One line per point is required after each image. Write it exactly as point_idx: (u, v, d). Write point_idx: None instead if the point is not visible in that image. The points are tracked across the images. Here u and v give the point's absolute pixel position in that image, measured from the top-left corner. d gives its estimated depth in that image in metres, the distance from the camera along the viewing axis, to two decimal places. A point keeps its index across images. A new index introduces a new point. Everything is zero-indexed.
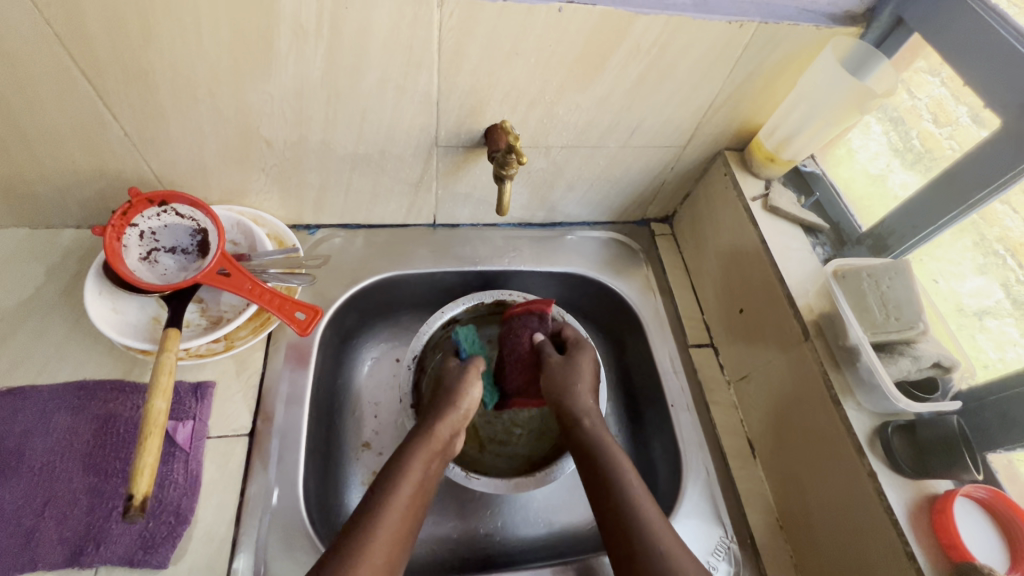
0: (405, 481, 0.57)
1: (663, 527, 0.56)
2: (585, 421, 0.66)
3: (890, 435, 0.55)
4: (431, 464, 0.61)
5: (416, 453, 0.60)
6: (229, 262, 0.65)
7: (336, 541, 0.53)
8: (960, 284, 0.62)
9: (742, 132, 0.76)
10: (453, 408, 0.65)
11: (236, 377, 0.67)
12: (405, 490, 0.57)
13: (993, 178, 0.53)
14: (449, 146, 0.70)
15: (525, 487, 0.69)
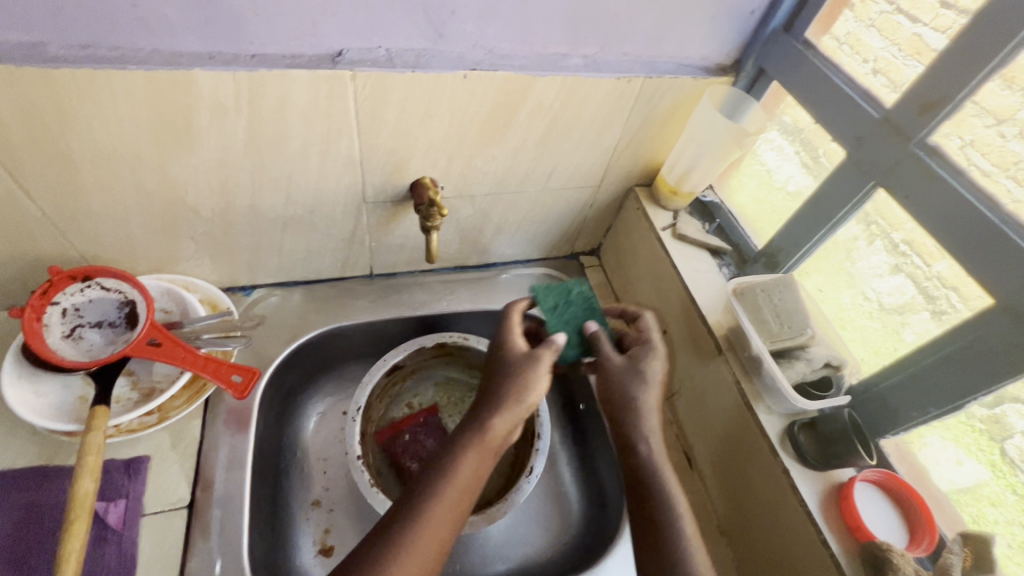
0: (446, 500, 0.52)
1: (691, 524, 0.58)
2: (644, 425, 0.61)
3: (797, 432, 0.61)
4: (478, 474, 0.55)
5: (468, 457, 0.54)
6: (160, 331, 0.66)
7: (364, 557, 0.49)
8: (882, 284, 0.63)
9: (648, 169, 0.83)
10: (544, 392, 0.60)
11: (171, 448, 0.66)
12: (449, 512, 0.52)
13: (849, 199, 0.62)
14: (377, 202, 0.74)
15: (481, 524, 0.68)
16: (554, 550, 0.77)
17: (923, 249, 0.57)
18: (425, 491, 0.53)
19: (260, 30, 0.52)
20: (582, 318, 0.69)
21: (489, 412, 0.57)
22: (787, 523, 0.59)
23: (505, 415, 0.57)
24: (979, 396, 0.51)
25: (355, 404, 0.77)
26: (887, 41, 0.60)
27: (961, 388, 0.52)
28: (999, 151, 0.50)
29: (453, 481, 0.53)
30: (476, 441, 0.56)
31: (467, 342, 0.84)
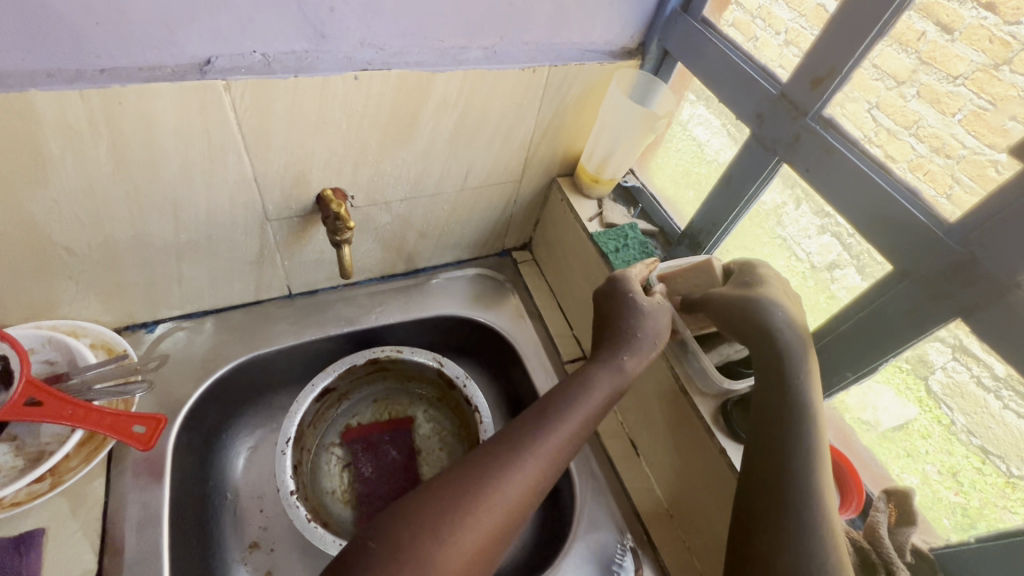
0: (464, 539, 0.42)
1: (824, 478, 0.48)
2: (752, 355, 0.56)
3: (730, 410, 0.61)
4: (513, 511, 0.46)
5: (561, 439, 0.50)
6: (38, 388, 0.58)
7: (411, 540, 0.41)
8: (808, 246, 0.62)
9: (568, 158, 0.82)
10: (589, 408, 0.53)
11: (71, 514, 0.59)
12: (461, 554, 0.42)
13: (758, 174, 0.63)
14: (282, 219, 0.68)
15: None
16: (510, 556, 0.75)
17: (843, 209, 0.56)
18: (445, 510, 0.43)
19: (106, 42, 0.46)
20: (637, 257, 0.76)
21: (527, 441, 0.49)
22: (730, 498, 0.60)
23: (547, 452, 0.49)
24: (888, 359, 0.54)
25: (284, 435, 0.72)
26: (773, 25, 0.60)
27: (870, 351, 0.55)
28: (901, 111, 0.50)
29: (476, 515, 0.44)
30: (514, 471, 0.47)
31: (400, 355, 0.80)
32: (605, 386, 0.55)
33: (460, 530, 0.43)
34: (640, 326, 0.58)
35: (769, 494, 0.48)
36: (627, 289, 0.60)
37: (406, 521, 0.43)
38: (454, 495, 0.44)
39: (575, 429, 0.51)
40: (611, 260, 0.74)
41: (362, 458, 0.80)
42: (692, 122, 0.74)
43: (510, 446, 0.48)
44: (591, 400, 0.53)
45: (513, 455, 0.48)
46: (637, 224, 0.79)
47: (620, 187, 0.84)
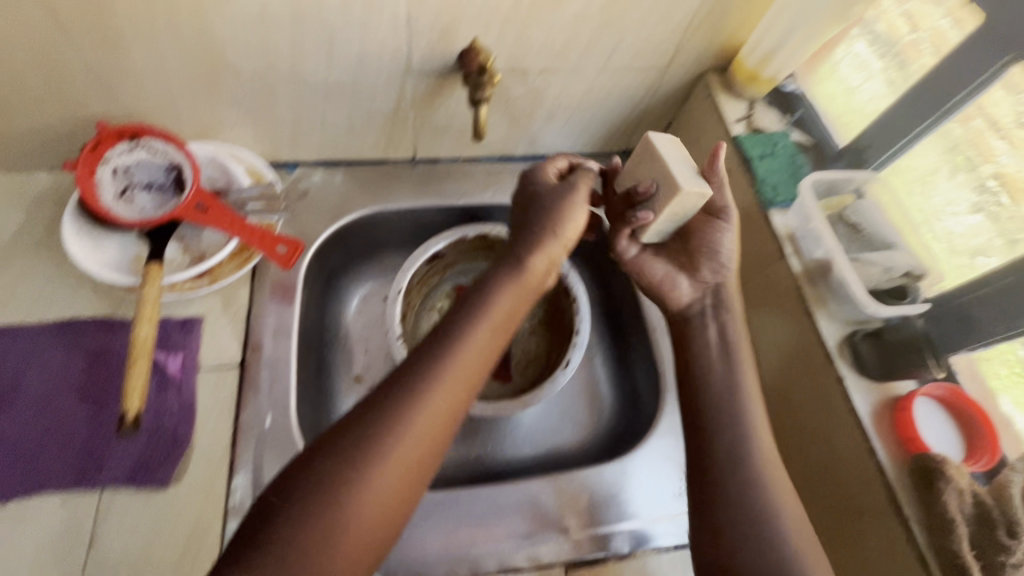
0: (380, 472, 0.45)
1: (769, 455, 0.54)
2: (708, 299, 0.63)
3: (859, 341, 0.57)
4: (427, 438, 0.47)
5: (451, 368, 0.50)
6: (207, 196, 0.65)
7: (326, 480, 0.44)
8: (955, 223, 0.58)
9: (725, 50, 0.73)
10: (477, 333, 0.52)
11: (223, 312, 0.68)
12: (376, 485, 0.44)
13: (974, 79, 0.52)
14: (423, 72, 0.68)
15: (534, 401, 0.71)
16: (583, 443, 0.78)
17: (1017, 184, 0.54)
18: (363, 448, 0.45)
19: None
20: (784, 168, 0.68)
21: (411, 380, 0.49)
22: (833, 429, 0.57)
23: (450, 381, 0.49)
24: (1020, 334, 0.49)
25: (396, 287, 0.76)
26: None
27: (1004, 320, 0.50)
28: None
29: (384, 451, 0.45)
30: (418, 404, 0.47)
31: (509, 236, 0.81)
32: (510, 288, 0.56)
33: (380, 463, 0.45)
34: (544, 227, 0.59)
35: (715, 489, 0.53)
36: (543, 190, 0.62)
37: (325, 467, 0.44)
38: (364, 436, 0.45)
39: (477, 349, 0.52)
40: (755, 166, 0.67)
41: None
42: (845, 63, 0.71)
43: (404, 385, 0.48)
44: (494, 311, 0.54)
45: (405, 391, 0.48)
46: (788, 134, 0.71)
47: (777, 90, 0.75)
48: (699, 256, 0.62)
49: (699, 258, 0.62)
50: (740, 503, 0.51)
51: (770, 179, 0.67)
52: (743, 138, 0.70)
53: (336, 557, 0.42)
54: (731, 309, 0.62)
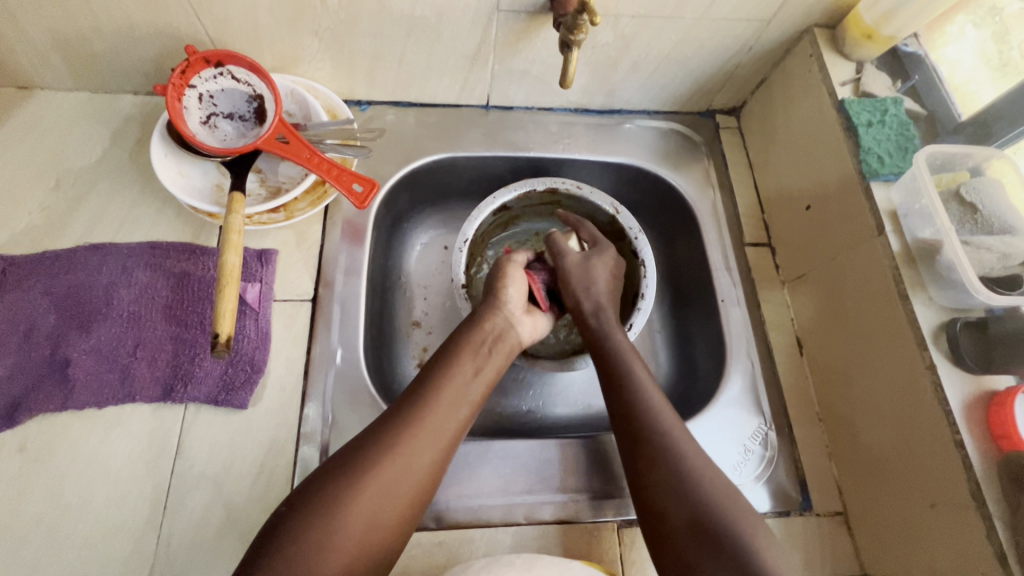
0: (400, 449, 0.51)
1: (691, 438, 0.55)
2: (590, 321, 0.65)
3: (959, 330, 0.53)
4: (444, 431, 0.53)
5: (462, 360, 0.58)
6: (288, 129, 0.64)
7: (362, 444, 0.51)
8: None
9: (840, 4, 0.67)
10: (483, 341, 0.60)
11: (297, 247, 0.69)
12: (402, 458, 0.50)
13: None
14: (510, 11, 0.64)
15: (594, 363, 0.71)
16: None
17: None
18: (396, 427, 0.52)
19: None
20: (893, 138, 0.62)
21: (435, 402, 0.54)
22: (912, 417, 0.55)
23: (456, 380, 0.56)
24: None
25: (463, 237, 0.75)
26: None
27: None
28: None
29: (412, 433, 0.52)
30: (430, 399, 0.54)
31: (579, 192, 0.78)
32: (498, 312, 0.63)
33: (401, 439, 0.51)
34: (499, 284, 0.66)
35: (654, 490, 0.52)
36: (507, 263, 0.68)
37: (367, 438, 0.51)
38: (397, 418, 0.53)
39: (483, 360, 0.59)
40: (859, 134, 0.63)
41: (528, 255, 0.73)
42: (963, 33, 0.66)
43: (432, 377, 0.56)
44: (476, 349, 0.59)
45: (426, 407, 0.54)
46: (901, 101, 0.65)
47: (892, 51, 0.68)
48: (569, 279, 0.67)
49: (577, 287, 0.67)
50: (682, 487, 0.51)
51: (880, 150, 0.62)
52: (848, 103, 0.64)
53: (354, 511, 0.47)
54: (603, 316, 0.65)
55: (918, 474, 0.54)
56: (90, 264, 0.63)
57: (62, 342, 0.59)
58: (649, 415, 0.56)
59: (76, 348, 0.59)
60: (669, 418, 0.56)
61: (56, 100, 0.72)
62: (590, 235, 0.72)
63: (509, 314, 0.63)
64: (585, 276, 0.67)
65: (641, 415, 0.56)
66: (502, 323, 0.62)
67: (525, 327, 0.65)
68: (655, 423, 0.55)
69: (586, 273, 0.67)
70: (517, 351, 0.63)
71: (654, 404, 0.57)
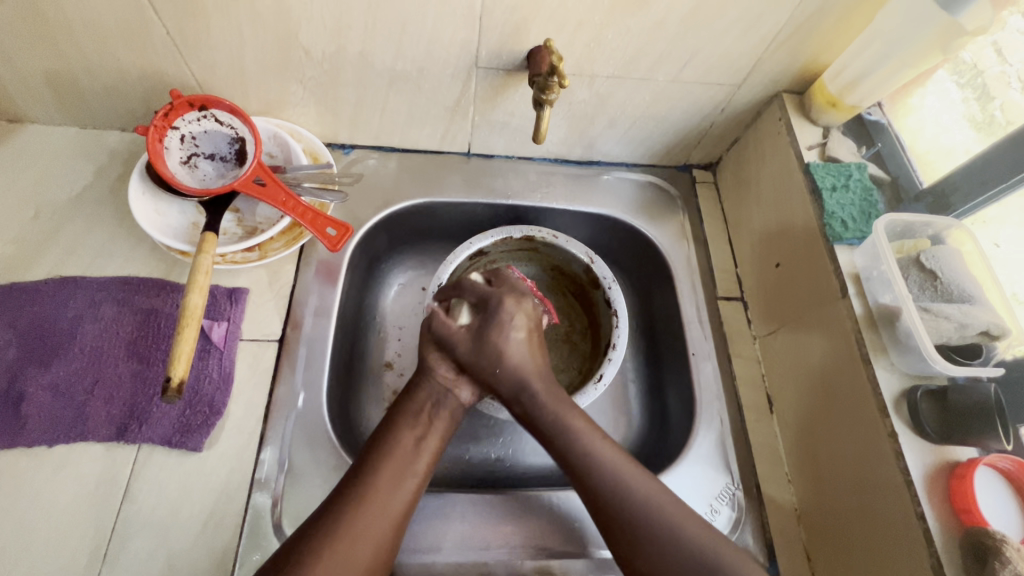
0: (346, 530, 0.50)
1: (657, 492, 0.54)
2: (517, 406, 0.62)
3: (919, 398, 0.53)
4: (391, 510, 0.53)
5: (403, 431, 0.58)
6: (266, 172, 0.65)
7: (306, 526, 0.51)
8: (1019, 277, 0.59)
9: (806, 72, 0.70)
10: (417, 422, 0.59)
11: (268, 286, 0.69)
12: (349, 544, 0.50)
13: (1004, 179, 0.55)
14: (489, 68, 0.67)
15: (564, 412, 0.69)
16: None
17: None
18: (342, 506, 0.51)
19: None
20: (856, 203, 0.64)
21: (383, 468, 0.54)
22: (874, 484, 0.54)
23: (397, 456, 0.56)
24: None
25: (438, 280, 0.75)
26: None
27: None
28: None
29: (358, 511, 0.51)
30: (375, 473, 0.54)
31: (555, 240, 0.78)
32: (431, 391, 0.61)
33: (347, 518, 0.51)
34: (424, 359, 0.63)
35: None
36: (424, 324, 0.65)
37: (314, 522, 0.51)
38: (344, 494, 0.52)
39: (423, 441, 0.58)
40: (823, 198, 0.64)
41: None
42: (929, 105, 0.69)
43: (374, 450, 0.56)
44: (414, 428, 0.58)
45: (372, 470, 0.54)
46: (865, 166, 0.67)
47: (857, 118, 0.71)
48: (483, 348, 0.61)
49: (494, 357, 0.61)
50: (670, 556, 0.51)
51: (844, 214, 0.63)
52: (811, 166, 0.66)
53: None
54: (528, 394, 0.61)
55: (881, 548, 0.53)
56: (57, 298, 0.63)
57: (20, 375, 0.59)
58: (616, 488, 0.55)
59: (33, 383, 0.58)
60: (630, 475, 0.55)
61: (44, 134, 0.73)
62: (493, 275, 0.68)
63: (444, 381, 0.62)
64: (489, 357, 0.61)
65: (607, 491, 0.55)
66: (435, 392, 0.62)
67: (469, 389, 0.64)
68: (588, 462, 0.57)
69: (486, 353, 0.61)
70: (460, 415, 0.62)
71: (593, 449, 0.57)
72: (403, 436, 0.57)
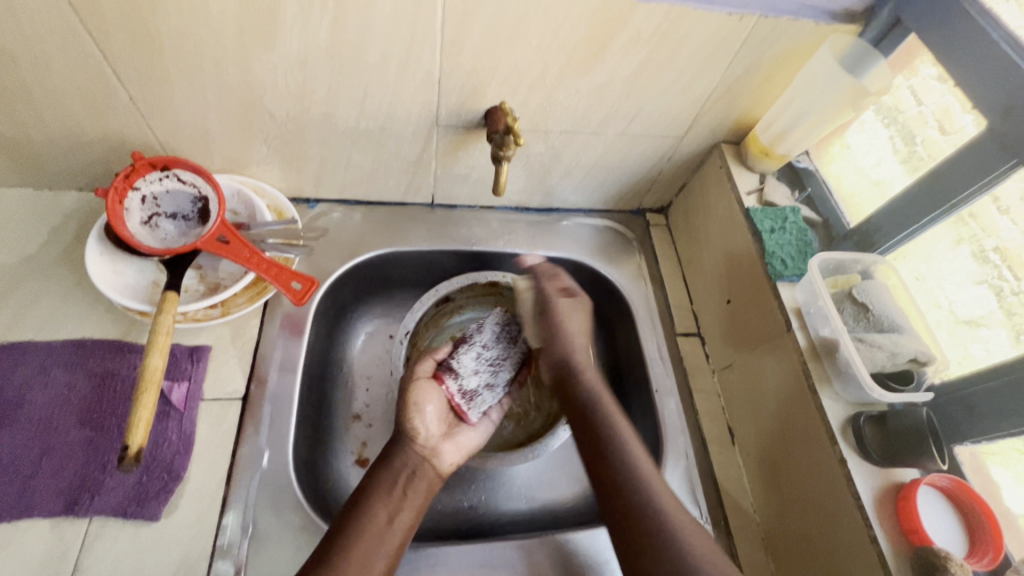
0: None
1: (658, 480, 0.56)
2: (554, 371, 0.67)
3: (862, 424, 0.57)
4: None
5: (378, 499, 0.58)
6: (229, 229, 0.66)
7: None
8: (957, 293, 0.63)
9: (740, 125, 0.76)
10: (394, 487, 0.60)
11: (231, 343, 0.68)
12: None
13: (910, 223, 0.62)
14: (449, 126, 0.71)
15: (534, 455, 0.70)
16: (578, 500, 0.77)
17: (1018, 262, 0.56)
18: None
19: None
20: (793, 243, 0.69)
21: (359, 536, 0.54)
22: (830, 512, 0.57)
23: (374, 523, 0.56)
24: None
25: (405, 328, 0.76)
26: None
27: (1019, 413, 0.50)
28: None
29: None
30: (351, 542, 0.54)
31: None
32: (411, 458, 0.63)
33: None
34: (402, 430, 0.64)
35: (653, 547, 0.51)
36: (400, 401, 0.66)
37: None
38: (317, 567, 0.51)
39: (401, 507, 0.59)
40: (763, 239, 0.69)
41: (467, 359, 0.69)
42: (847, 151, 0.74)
43: (349, 517, 0.56)
44: (394, 496, 0.59)
45: (348, 540, 0.54)
46: (799, 209, 0.73)
47: (789, 166, 0.79)
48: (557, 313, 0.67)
49: (559, 346, 0.67)
50: (667, 560, 0.50)
51: (784, 254, 0.68)
52: (751, 211, 0.72)
53: None
54: (575, 372, 0.66)
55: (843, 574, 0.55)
56: (4, 366, 0.61)
57: None
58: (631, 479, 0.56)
59: None
60: (651, 474, 0.57)
61: None
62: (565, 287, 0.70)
63: (424, 449, 0.64)
64: (553, 331, 0.67)
65: (629, 486, 0.55)
66: (413, 461, 0.63)
67: (447, 457, 0.65)
68: (629, 465, 0.57)
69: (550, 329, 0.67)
70: (438, 483, 0.63)
71: (633, 453, 0.58)
72: (380, 503, 0.58)
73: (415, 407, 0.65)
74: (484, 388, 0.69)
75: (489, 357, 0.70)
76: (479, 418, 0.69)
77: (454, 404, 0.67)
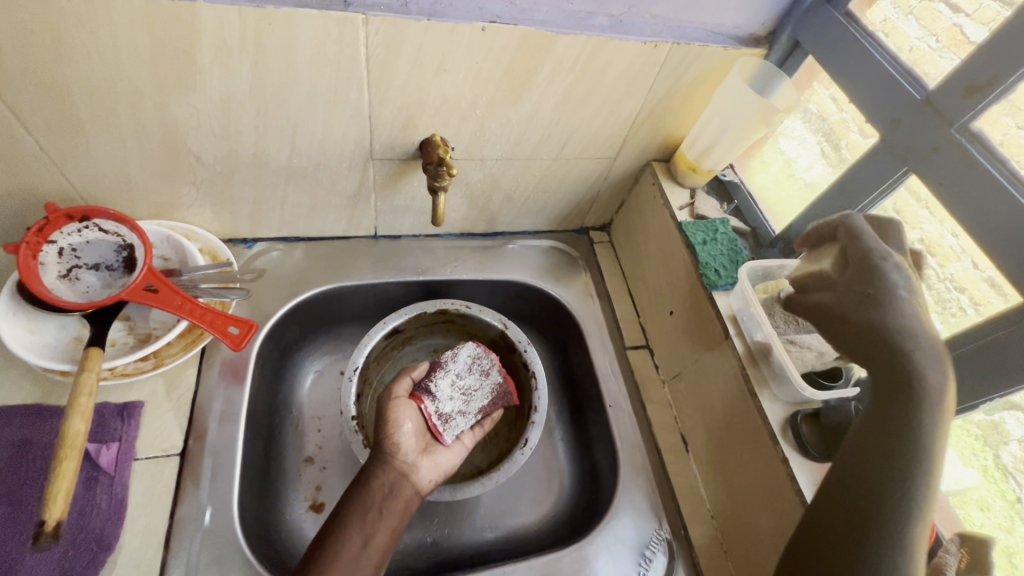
0: None
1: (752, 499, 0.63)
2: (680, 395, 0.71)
3: (800, 422, 0.60)
4: None
5: (352, 524, 0.57)
6: (157, 277, 0.63)
7: None
8: None
9: (668, 144, 0.80)
10: (370, 509, 0.58)
11: (166, 396, 0.65)
12: None
13: (823, 229, 0.67)
14: (385, 159, 0.71)
15: (494, 483, 0.69)
16: (542, 523, 0.77)
17: (939, 250, 0.56)
18: None
19: None
20: (725, 253, 0.72)
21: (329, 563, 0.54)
22: (779, 510, 0.58)
23: (347, 549, 0.55)
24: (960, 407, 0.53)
25: (354, 364, 0.74)
26: (927, 30, 0.56)
27: None
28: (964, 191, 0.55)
29: None
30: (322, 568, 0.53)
31: (468, 311, 0.81)
32: (389, 475, 0.61)
33: None
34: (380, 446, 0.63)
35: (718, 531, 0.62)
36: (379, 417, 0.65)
37: None
38: None
39: (377, 528, 0.58)
40: (696, 251, 0.72)
41: (443, 383, 0.70)
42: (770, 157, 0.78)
43: (323, 542, 0.56)
44: (368, 518, 0.57)
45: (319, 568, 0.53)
46: (728, 221, 0.76)
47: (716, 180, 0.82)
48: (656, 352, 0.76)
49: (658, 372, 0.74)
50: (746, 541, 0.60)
51: (716, 264, 0.71)
52: (684, 225, 0.75)
53: None
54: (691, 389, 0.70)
55: None
56: None
57: None
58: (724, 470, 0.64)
59: None
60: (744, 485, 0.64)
61: None
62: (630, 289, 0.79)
63: (403, 466, 0.62)
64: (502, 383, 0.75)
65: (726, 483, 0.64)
66: (390, 480, 0.61)
67: (425, 474, 0.64)
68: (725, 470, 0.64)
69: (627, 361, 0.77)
70: (416, 501, 0.61)
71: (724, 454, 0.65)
72: (354, 528, 0.57)
73: (393, 424, 0.64)
74: (460, 411, 0.70)
75: (463, 384, 0.71)
76: (455, 440, 0.69)
77: (431, 425, 0.67)
